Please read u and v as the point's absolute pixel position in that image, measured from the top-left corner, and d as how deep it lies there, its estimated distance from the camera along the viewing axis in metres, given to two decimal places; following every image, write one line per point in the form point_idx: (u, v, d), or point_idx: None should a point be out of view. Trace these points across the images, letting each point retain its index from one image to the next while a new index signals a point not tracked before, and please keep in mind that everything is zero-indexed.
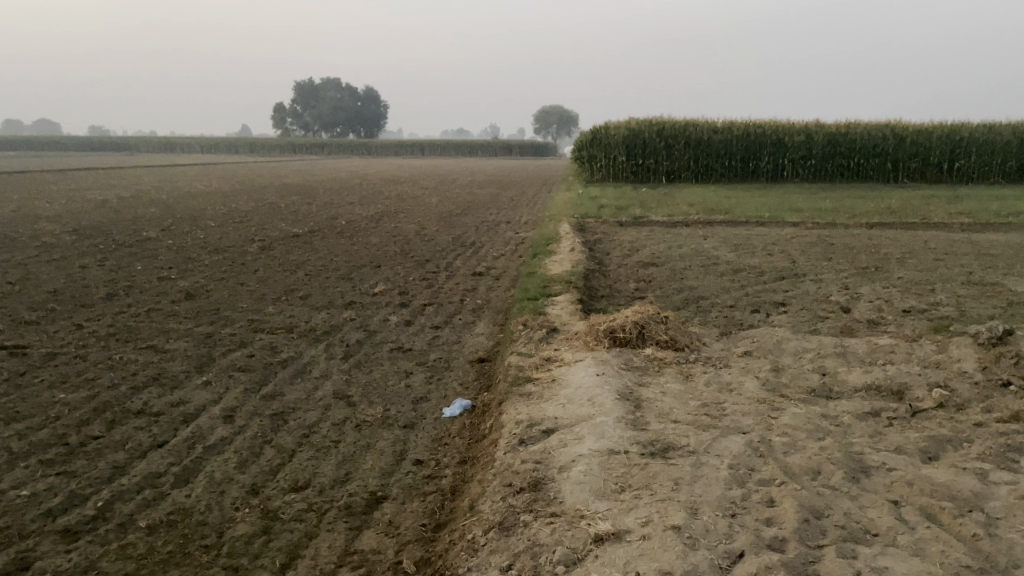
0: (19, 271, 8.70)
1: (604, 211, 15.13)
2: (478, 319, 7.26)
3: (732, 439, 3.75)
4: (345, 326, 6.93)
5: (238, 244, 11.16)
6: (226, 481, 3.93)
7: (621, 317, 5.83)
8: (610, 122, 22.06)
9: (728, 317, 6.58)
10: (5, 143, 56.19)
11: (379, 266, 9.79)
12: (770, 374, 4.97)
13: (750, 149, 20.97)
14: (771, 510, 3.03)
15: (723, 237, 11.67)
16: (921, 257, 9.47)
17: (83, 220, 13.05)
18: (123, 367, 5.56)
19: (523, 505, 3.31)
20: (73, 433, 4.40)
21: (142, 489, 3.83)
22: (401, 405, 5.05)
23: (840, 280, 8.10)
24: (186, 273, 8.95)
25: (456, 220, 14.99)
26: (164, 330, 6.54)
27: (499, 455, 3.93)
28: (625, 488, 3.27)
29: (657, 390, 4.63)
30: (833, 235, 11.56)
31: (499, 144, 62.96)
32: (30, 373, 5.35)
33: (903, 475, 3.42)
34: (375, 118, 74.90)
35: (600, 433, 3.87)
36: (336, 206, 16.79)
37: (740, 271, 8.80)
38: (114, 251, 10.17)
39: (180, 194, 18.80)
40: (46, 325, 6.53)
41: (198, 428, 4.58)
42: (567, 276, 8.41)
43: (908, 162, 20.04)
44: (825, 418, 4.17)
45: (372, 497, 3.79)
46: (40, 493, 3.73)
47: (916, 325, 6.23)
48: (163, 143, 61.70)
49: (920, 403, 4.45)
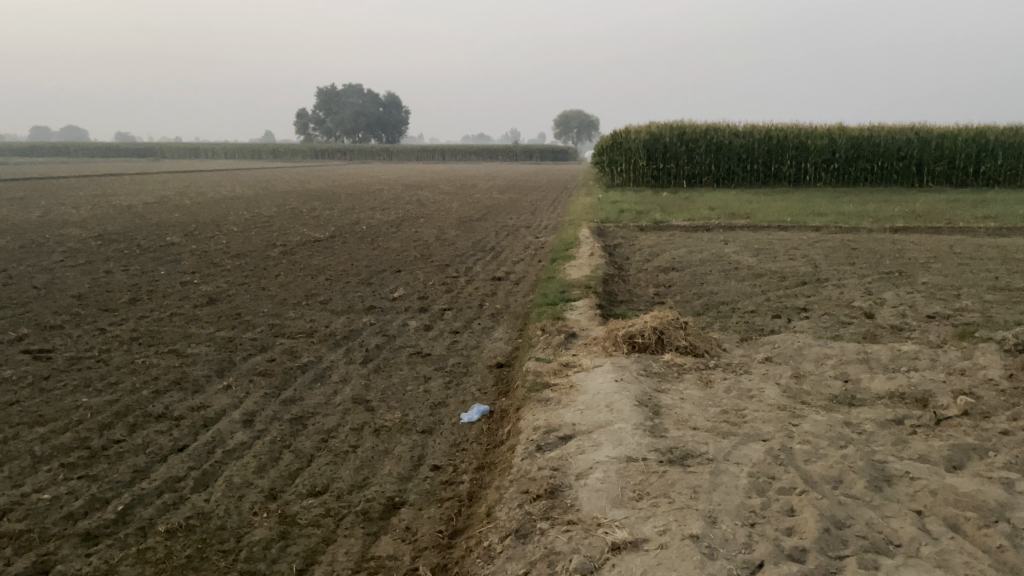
0: (45, 275, 8.83)
1: (624, 216, 15.08)
2: (497, 324, 7.25)
3: (752, 447, 3.70)
4: (364, 331, 6.96)
5: (260, 249, 11.24)
6: (245, 486, 3.95)
7: (640, 322, 5.79)
8: (630, 126, 22.02)
9: (749, 323, 6.52)
10: (34, 149, 57.34)
11: (399, 271, 9.85)
12: (792, 381, 4.92)
13: (772, 153, 20.81)
14: (791, 519, 2.99)
15: (745, 241, 11.58)
16: (946, 262, 9.35)
17: (108, 225, 13.25)
18: (145, 371, 5.61)
19: (540, 513, 3.30)
20: (96, 437, 4.45)
21: (162, 493, 3.86)
22: (419, 410, 5.06)
23: (864, 285, 8.02)
24: (209, 277, 9.04)
25: (476, 225, 15.01)
26: (186, 334, 6.60)
27: (518, 462, 3.92)
28: (643, 496, 3.24)
29: (676, 396, 4.59)
30: (857, 240, 11.43)
31: (520, 149, 63.04)
32: (54, 376, 5.42)
33: (926, 485, 3.36)
34: (395, 124, 75.29)
35: (618, 439, 3.84)
36: (356, 211, 16.89)
37: (762, 275, 8.72)
38: (138, 256, 10.31)
39: (203, 199, 19.02)
40: (71, 329, 6.62)
41: (218, 432, 4.61)
42: (586, 280, 8.39)
43: (933, 166, 19.79)
44: (847, 426, 4.12)
45: (390, 503, 3.79)
46: (62, 497, 3.77)
47: (941, 331, 6.13)
48: (187, 149, 62.50)
49: (945, 410, 4.38)
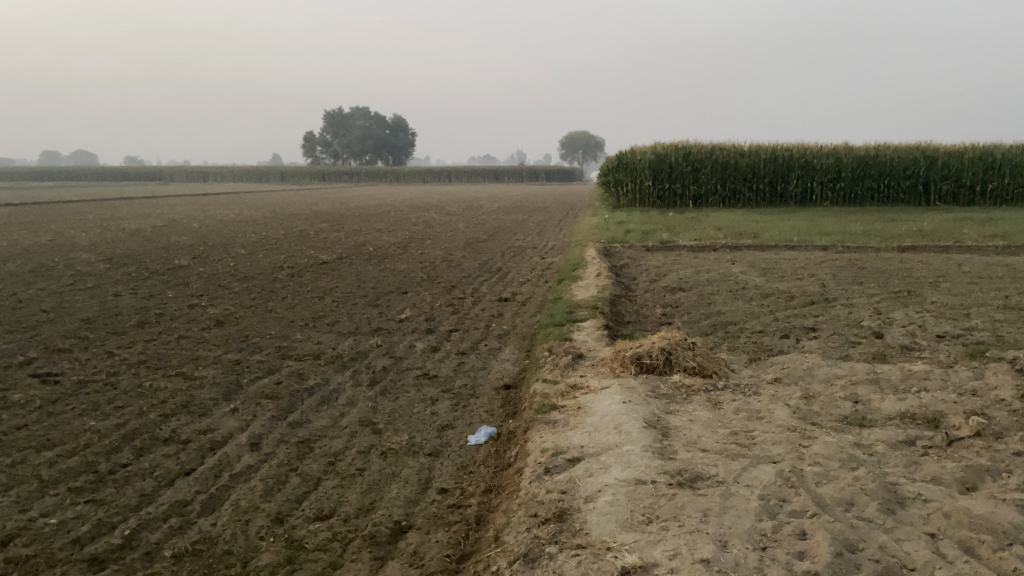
0: (54, 299, 8.87)
1: (630, 236, 15.10)
2: (504, 346, 7.23)
3: (762, 469, 3.66)
4: (371, 353, 6.94)
5: (267, 271, 11.28)
6: (252, 510, 3.93)
7: (648, 343, 5.77)
8: (636, 147, 22.11)
9: (757, 343, 6.49)
10: (42, 173, 57.88)
11: (406, 292, 9.86)
12: (801, 402, 4.88)
13: (778, 172, 20.83)
14: (803, 543, 2.95)
15: (752, 261, 11.56)
16: (955, 281, 9.30)
17: (117, 249, 13.34)
18: (152, 394, 5.61)
19: (548, 537, 3.27)
20: (103, 461, 4.44)
21: (168, 518, 3.84)
22: (427, 432, 5.03)
23: (872, 305, 7.98)
24: (216, 300, 9.06)
25: (482, 246, 15.06)
26: (193, 357, 6.60)
27: (525, 485, 3.89)
28: (653, 519, 3.21)
29: (685, 417, 4.56)
30: (865, 259, 11.40)
31: (526, 170, 63.33)
32: (63, 400, 5.43)
33: (939, 507, 3.32)
34: (402, 146, 75.71)
35: (627, 462, 3.81)
36: (363, 233, 16.95)
37: (769, 295, 8.71)
38: (147, 279, 10.36)
39: (211, 221, 19.14)
40: (79, 353, 6.63)
41: (225, 456, 4.59)
42: (593, 301, 8.39)
43: (940, 184, 19.76)
44: (858, 447, 4.08)
45: (397, 527, 3.76)
46: (68, 521, 3.75)
47: (951, 350, 6.09)
48: (195, 173, 62.91)
49: (956, 431, 4.33)
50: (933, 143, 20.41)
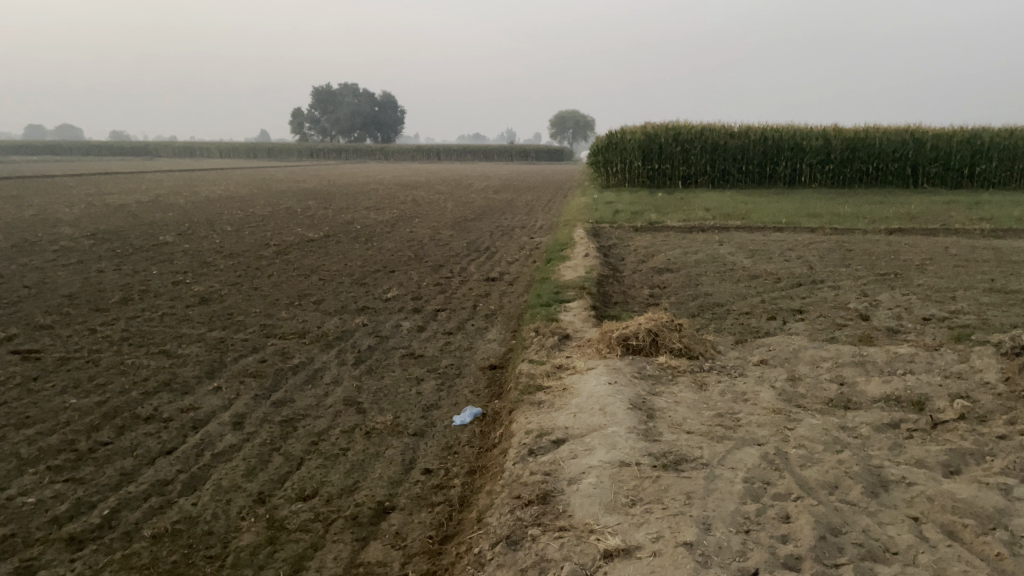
0: (36, 274, 8.74)
1: (619, 216, 15.05)
2: (490, 326, 7.19)
3: (748, 452, 3.65)
4: (356, 332, 6.89)
5: (253, 248, 11.16)
6: (233, 490, 3.89)
7: (634, 324, 5.74)
8: (626, 126, 22.02)
9: (744, 325, 6.48)
10: (23, 147, 57.01)
11: (393, 271, 9.78)
12: (787, 384, 4.87)
13: (768, 153, 20.80)
14: (786, 526, 2.94)
15: (740, 242, 11.54)
16: (941, 264, 9.32)
17: (101, 224, 13.17)
18: (134, 372, 5.54)
19: (531, 519, 3.24)
20: (83, 439, 4.39)
21: (148, 497, 3.80)
22: (411, 412, 5.00)
23: (859, 287, 7.98)
24: (201, 277, 8.96)
25: (471, 225, 14.98)
26: (177, 334, 6.53)
27: (509, 466, 3.86)
28: (637, 502, 3.19)
29: (671, 399, 4.54)
30: (853, 241, 11.39)
31: (516, 150, 63.08)
32: (43, 377, 5.36)
33: (923, 490, 3.32)
34: (390, 123, 75.00)
35: (612, 444, 3.79)
36: (350, 211, 16.80)
37: (756, 277, 8.70)
38: (131, 255, 10.24)
39: (198, 198, 18.92)
40: (60, 329, 6.54)
41: (207, 435, 4.54)
42: (581, 281, 8.35)
43: (928, 167, 19.80)
44: (843, 430, 4.07)
45: (380, 507, 3.74)
46: (46, 500, 3.70)
47: (936, 333, 6.11)
48: (183, 149, 62.17)
49: (941, 414, 4.34)
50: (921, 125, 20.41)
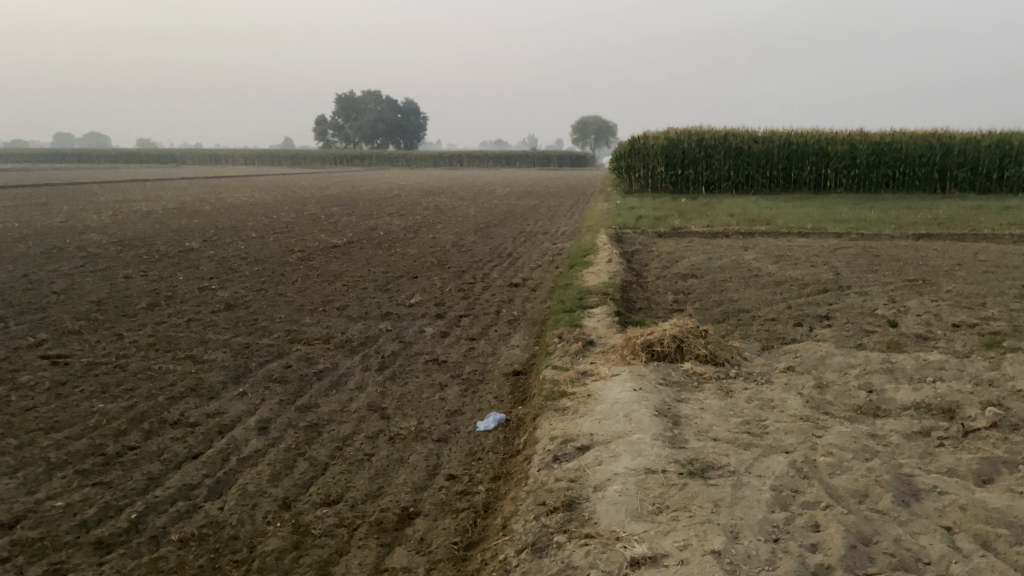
0: (65, 281, 8.86)
1: (642, 222, 15.00)
2: (514, 332, 7.18)
3: (775, 459, 3.61)
4: (380, 338, 6.92)
5: (277, 255, 11.25)
6: (259, 495, 3.92)
7: (658, 330, 5.71)
8: (648, 131, 21.97)
9: (770, 331, 6.42)
10: (52, 155, 58.04)
11: (416, 277, 9.81)
12: (814, 392, 4.81)
13: (793, 158, 20.63)
14: (816, 536, 2.90)
15: (765, 248, 11.44)
16: (970, 270, 9.18)
17: (129, 231, 13.36)
18: (161, 377, 5.60)
19: (556, 526, 3.23)
20: (111, 444, 4.44)
21: (176, 502, 3.83)
22: (435, 418, 5.01)
23: (887, 293, 7.87)
24: (227, 283, 9.05)
25: (493, 231, 15.01)
26: (203, 340, 6.59)
27: (534, 472, 3.85)
28: (663, 509, 3.17)
29: (696, 406, 4.50)
30: (880, 247, 11.25)
31: (538, 155, 63.08)
32: (72, 382, 5.43)
33: (956, 500, 3.26)
34: (412, 131, 75.31)
35: (636, 451, 3.77)
36: (373, 217, 16.89)
37: (782, 283, 8.63)
38: (157, 262, 10.36)
39: (223, 205, 19.11)
40: (89, 335, 6.63)
41: (233, 439, 4.58)
42: (604, 287, 8.33)
43: (956, 172, 19.53)
44: (872, 438, 4.01)
45: (405, 512, 3.74)
46: (75, 504, 3.75)
47: (967, 340, 6.01)
48: (209, 156, 62.95)
49: (972, 422, 4.26)
50: (949, 129, 20.16)
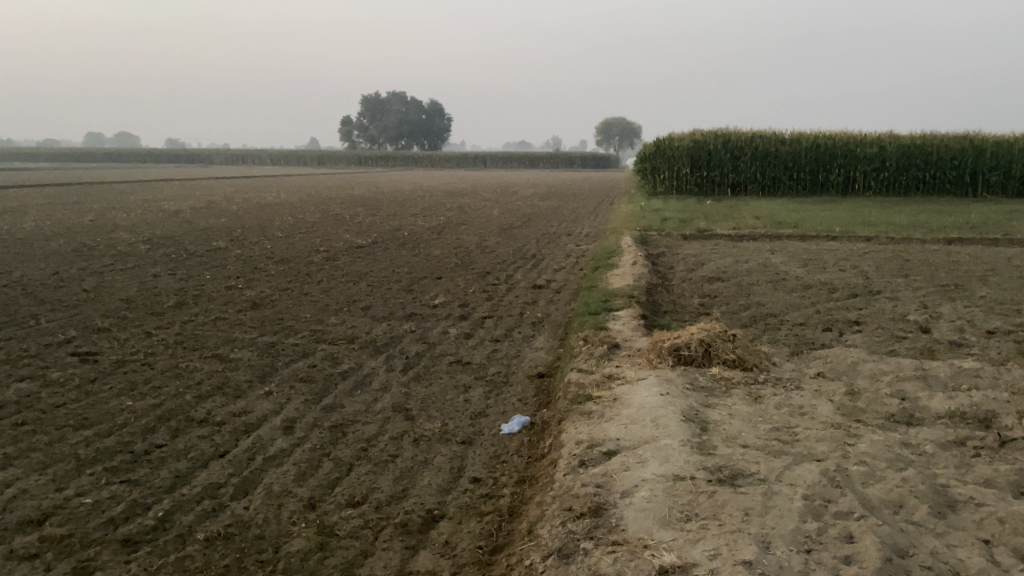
0: (94, 278, 8.98)
1: (667, 224, 14.91)
2: (538, 334, 7.15)
3: (806, 468, 3.54)
4: (405, 338, 6.91)
5: (303, 254, 11.31)
6: (284, 494, 3.92)
7: (686, 334, 5.65)
8: (674, 133, 21.84)
9: (798, 336, 6.33)
10: (81, 155, 59.00)
11: (440, 278, 9.80)
12: (845, 398, 4.73)
13: (820, 161, 20.39)
14: (850, 546, 2.84)
15: (792, 251, 11.30)
16: (1004, 275, 9.00)
17: (158, 230, 13.50)
18: (188, 375, 5.63)
19: (583, 532, 3.19)
20: (138, 441, 4.47)
21: (201, 500, 3.84)
22: (459, 420, 4.98)
23: (919, 299, 7.73)
24: (253, 282, 9.11)
25: (517, 232, 14.99)
26: (229, 339, 6.63)
27: (560, 477, 3.81)
28: (692, 517, 3.11)
29: (724, 412, 4.44)
30: (910, 251, 11.07)
31: (562, 156, 63.02)
32: (101, 379, 5.48)
33: (994, 512, 3.17)
34: (437, 132, 75.56)
35: (664, 456, 3.72)
36: (397, 218, 16.93)
37: (810, 287, 8.51)
38: (185, 261, 10.47)
39: (250, 204, 19.31)
40: (117, 332, 6.70)
41: (259, 439, 4.59)
42: (629, 290, 8.27)
43: (988, 175, 19.21)
44: (906, 447, 3.93)
45: (429, 515, 3.72)
46: (103, 501, 3.77)
47: (1002, 347, 5.88)
48: (236, 155, 63.61)
49: (1010, 432, 4.15)
50: (980, 132, 19.83)
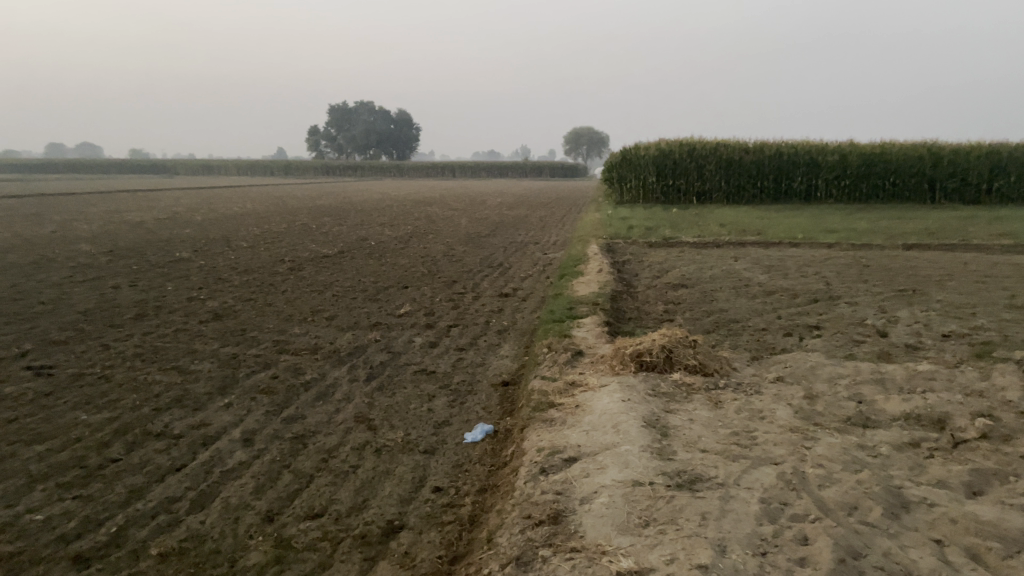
0: (52, 291, 8.78)
1: (633, 232, 15.00)
2: (503, 342, 7.14)
3: (764, 471, 3.57)
4: (369, 348, 6.86)
5: (267, 265, 11.19)
6: (241, 508, 3.85)
7: (648, 340, 5.68)
8: (640, 142, 22.03)
9: (760, 341, 6.40)
10: (41, 166, 57.86)
11: (406, 287, 9.75)
12: (804, 402, 4.79)
13: (783, 169, 20.69)
14: (805, 549, 2.86)
15: (755, 258, 11.44)
16: (960, 280, 9.20)
17: (119, 241, 13.27)
18: (146, 388, 5.53)
19: (542, 539, 3.18)
20: (93, 456, 4.37)
21: (156, 515, 3.77)
22: (422, 429, 4.95)
23: (878, 304, 7.86)
24: (215, 293, 8.99)
25: (485, 240, 14.99)
26: (189, 351, 6.52)
27: (520, 485, 3.80)
28: (650, 522, 3.12)
29: (685, 417, 4.46)
30: (870, 257, 11.26)
31: (531, 166, 63.25)
32: (55, 393, 5.35)
33: (946, 512, 3.22)
34: (406, 141, 75.45)
35: (624, 462, 3.73)
36: (365, 227, 16.83)
37: (773, 293, 8.61)
38: (146, 272, 10.29)
39: (214, 214, 19.08)
40: (74, 345, 6.56)
41: (217, 451, 4.52)
42: (594, 297, 8.30)
43: (946, 183, 19.63)
44: (862, 449, 3.98)
45: (389, 526, 3.68)
46: (55, 517, 3.68)
47: (957, 350, 6.00)
48: (201, 165, 62.82)
49: (963, 433, 4.23)
50: (938, 140, 20.26)
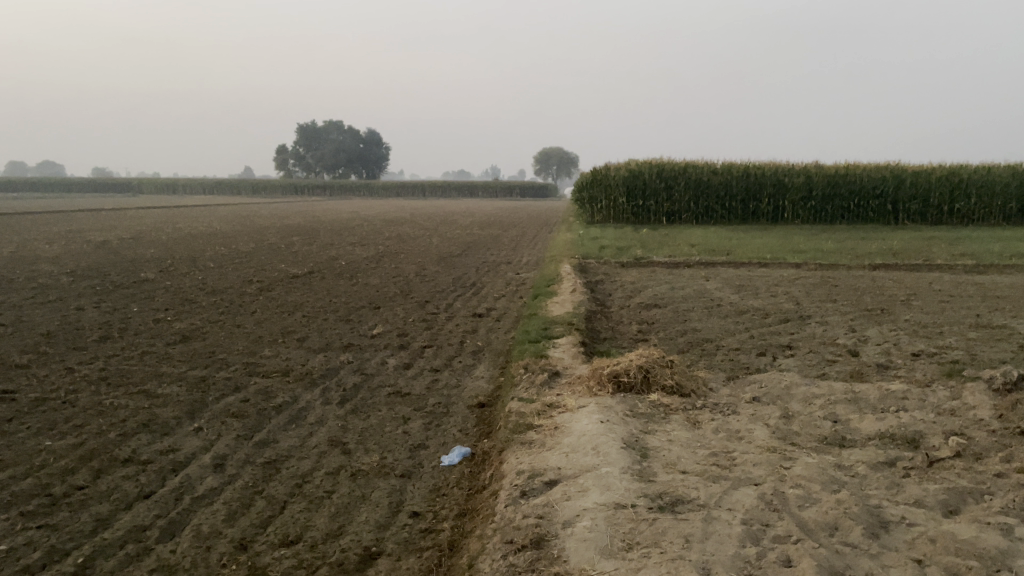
0: (13, 313, 8.56)
1: (605, 252, 15.08)
2: (478, 363, 7.10)
3: (745, 492, 3.58)
4: (342, 370, 6.77)
5: (236, 285, 11.03)
6: (213, 536, 3.75)
7: (625, 360, 5.68)
8: (610, 163, 22.23)
9: (734, 361, 6.44)
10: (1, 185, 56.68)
11: (378, 308, 9.66)
12: (780, 422, 4.81)
13: (751, 190, 20.99)
14: (788, 571, 2.85)
15: (725, 278, 11.55)
16: (926, 299, 9.37)
17: (82, 261, 13.00)
18: (113, 413, 5.39)
19: (525, 565, 3.14)
20: (58, 483, 4.23)
21: (125, 544, 3.66)
22: (398, 452, 4.88)
23: (848, 323, 7.96)
24: (183, 314, 8.83)
25: (457, 260, 14.97)
26: (157, 374, 6.38)
27: (500, 509, 3.76)
28: (634, 546, 3.10)
29: (664, 438, 4.46)
30: (838, 277, 11.44)
31: (502, 185, 63.50)
32: (18, 418, 5.19)
33: (925, 532, 3.24)
34: (375, 161, 75.33)
35: (605, 485, 3.70)
36: (335, 247, 16.70)
37: (744, 312, 8.69)
38: (112, 293, 10.08)
39: (181, 234, 18.82)
40: (37, 369, 6.38)
41: (187, 477, 4.41)
42: (568, 317, 8.31)
43: (908, 204, 20.06)
44: (839, 469, 4.00)
45: (366, 553, 3.61)
46: (18, 548, 3.55)
47: (927, 369, 6.09)
48: (166, 185, 62.04)
49: (937, 452, 4.28)
50: (900, 162, 20.71)
